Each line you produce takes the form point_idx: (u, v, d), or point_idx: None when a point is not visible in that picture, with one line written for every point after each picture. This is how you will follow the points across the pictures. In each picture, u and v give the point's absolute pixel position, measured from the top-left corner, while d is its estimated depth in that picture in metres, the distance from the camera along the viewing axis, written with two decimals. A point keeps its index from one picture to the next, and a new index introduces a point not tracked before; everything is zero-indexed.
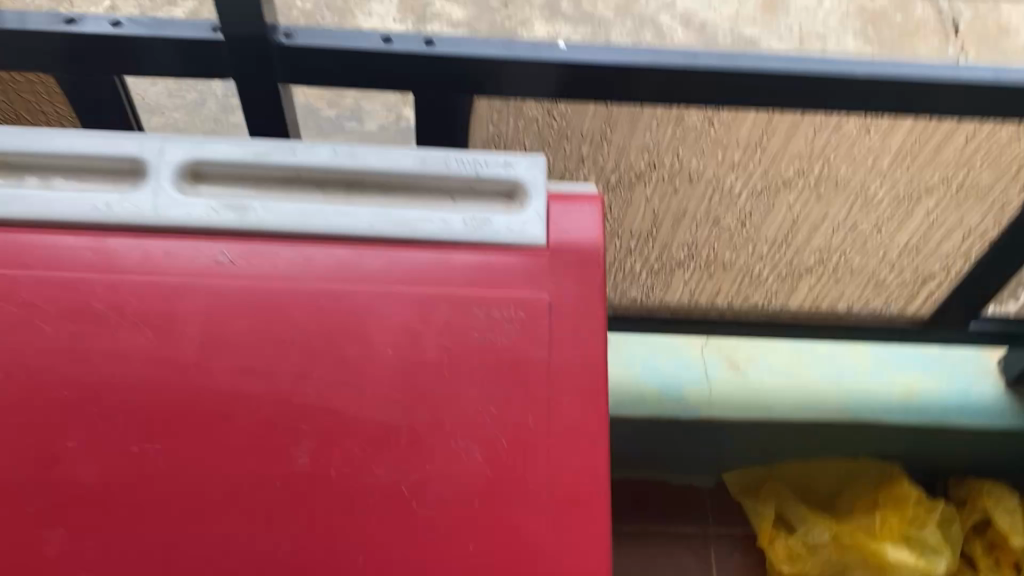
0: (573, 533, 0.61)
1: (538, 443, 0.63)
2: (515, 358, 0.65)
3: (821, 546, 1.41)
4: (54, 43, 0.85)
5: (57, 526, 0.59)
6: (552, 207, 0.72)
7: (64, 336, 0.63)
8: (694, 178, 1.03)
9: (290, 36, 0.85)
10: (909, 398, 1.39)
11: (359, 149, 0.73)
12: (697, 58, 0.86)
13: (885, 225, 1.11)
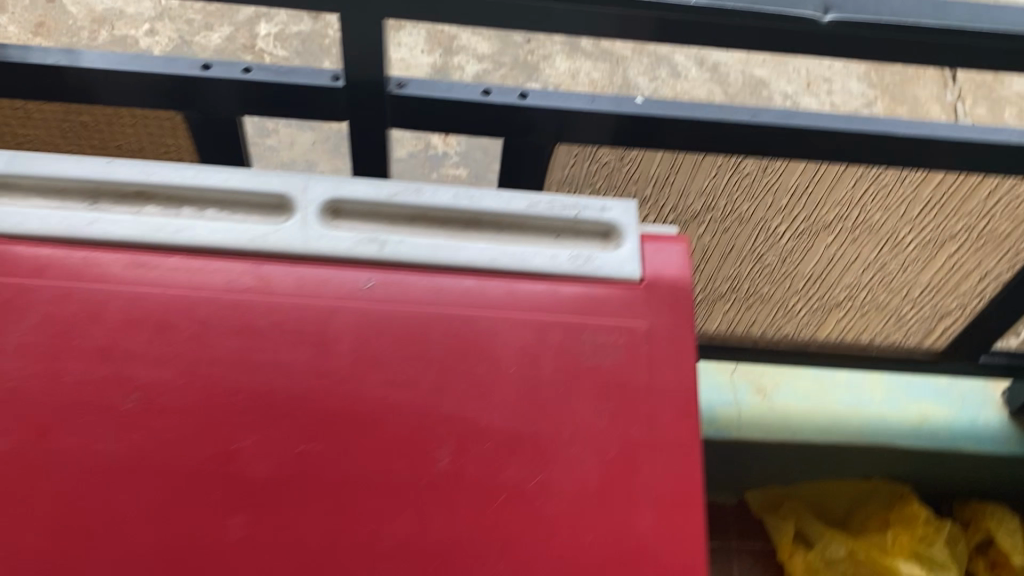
0: (678, 529, 0.70)
1: (643, 452, 0.73)
2: (621, 377, 0.75)
3: (838, 561, 1.51)
4: (190, 86, 0.94)
5: (236, 515, 0.68)
6: (645, 246, 0.82)
7: (234, 350, 0.73)
8: (743, 220, 1.15)
9: (402, 86, 0.96)
10: (920, 424, 1.50)
11: (476, 193, 0.84)
12: (758, 116, 0.97)
13: (911, 266, 1.22)
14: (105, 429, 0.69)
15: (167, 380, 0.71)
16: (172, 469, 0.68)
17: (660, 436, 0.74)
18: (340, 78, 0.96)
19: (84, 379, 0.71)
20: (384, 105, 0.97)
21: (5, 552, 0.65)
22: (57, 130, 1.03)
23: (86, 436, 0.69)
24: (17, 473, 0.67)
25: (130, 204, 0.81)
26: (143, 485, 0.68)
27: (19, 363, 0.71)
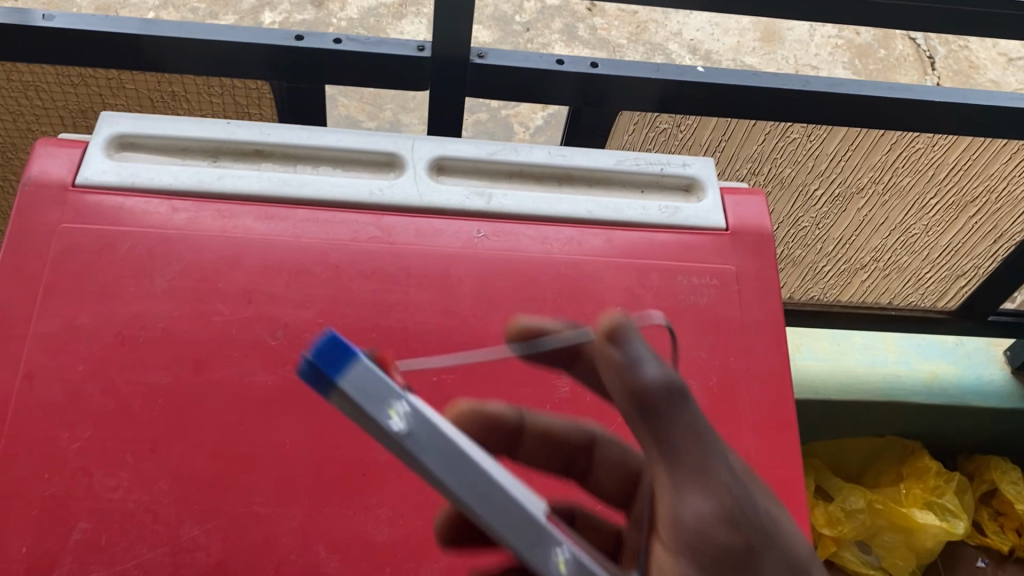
0: (777, 446, 0.78)
1: (741, 379, 0.81)
2: (715, 314, 0.83)
3: (857, 511, 1.58)
4: (283, 55, 0.99)
5: None
6: (727, 199, 0.90)
7: (367, 293, 0.79)
8: (785, 184, 1.23)
9: (483, 56, 1.02)
10: (932, 380, 1.59)
11: (568, 151, 0.90)
12: (810, 84, 1.05)
13: (933, 228, 1.31)
14: (257, 363, 0.74)
15: (308, 320, 0.77)
16: (322, 398, 0.74)
17: (754, 364, 0.82)
18: (425, 48, 1.01)
19: (232, 319, 0.76)
20: (466, 75, 1.03)
21: (173, 475, 0.69)
22: (145, 99, 1.08)
23: (241, 368, 0.74)
24: (178, 403, 0.72)
25: (249, 161, 0.86)
26: (298, 413, 0.73)
27: (169, 305, 0.76)
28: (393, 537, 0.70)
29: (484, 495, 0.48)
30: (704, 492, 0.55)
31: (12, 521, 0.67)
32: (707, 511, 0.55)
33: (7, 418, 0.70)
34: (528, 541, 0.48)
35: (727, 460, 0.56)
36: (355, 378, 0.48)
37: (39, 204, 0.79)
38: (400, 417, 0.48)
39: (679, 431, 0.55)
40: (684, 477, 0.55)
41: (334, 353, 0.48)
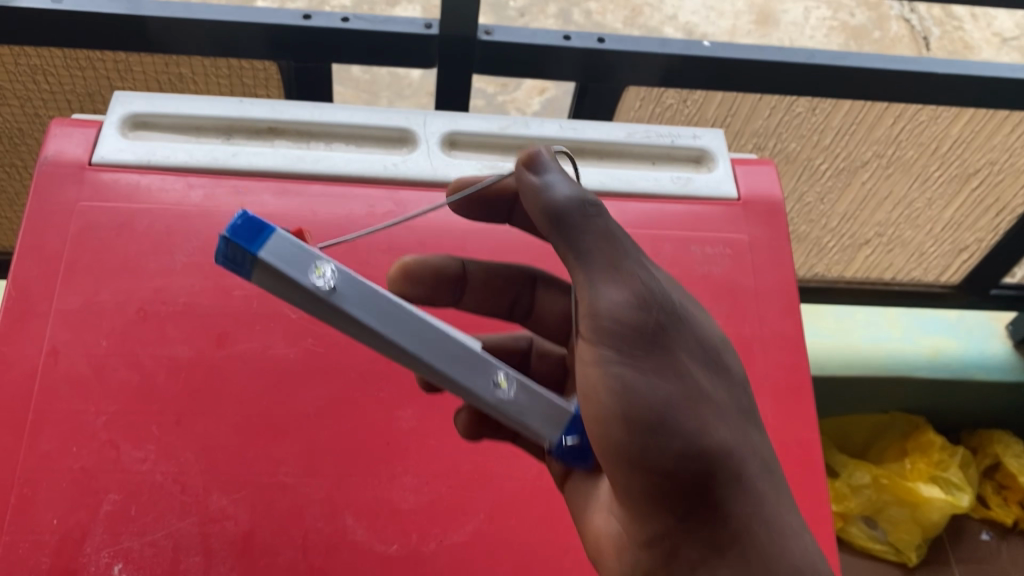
0: (793, 410, 0.79)
1: (756, 346, 0.81)
2: (729, 282, 0.84)
3: (862, 487, 1.56)
4: (293, 35, 1.00)
5: (408, 407, 0.74)
6: (737, 169, 0.91)
7: (385, 266, 0.80)
8: (789, 160, 1.24)
9: (490, 33, 1.02)
10: (935, 356, 1.57)
11: (579, 124, 0.91)
12: (815, 57, 1.06)
13: (936, 202, 1.32)
14: (279, 337, 0.75)
15: None
16: (345, 370, 0.75)
17: (769, 332, 0.82)
18: (432, 26, 1.02)
19: (252, 294, 0.77)
20: (474, 53, 1.03)
21: (199, 447, 0.70)
22: (152, 82, 1.08)
23: (263, 341, 0.75)
24: (203, 376, 0.73)
25: (263, 139, 0.87)
26: (321, 384, 0.74)
27: (189, 281, 0.77)
28: (418, 504, 0.71)
29: (419, 335, 0.52)
30: (619, 284, 0.53)
31: (41, 493, 0.67)
32: (623, 299, 0.53)
33: (33, 393, 0.70)
34: (458, 363, 0.53)
35: (636, 257, 0.55)
36: (273, 248, 0.50)
37: (56, 183, 0.79)
38: (323, 276, 0.50)
39: (588, 235, 0.54)
40: (597, 272, 0.53)
41: (249, 228, 0.50)
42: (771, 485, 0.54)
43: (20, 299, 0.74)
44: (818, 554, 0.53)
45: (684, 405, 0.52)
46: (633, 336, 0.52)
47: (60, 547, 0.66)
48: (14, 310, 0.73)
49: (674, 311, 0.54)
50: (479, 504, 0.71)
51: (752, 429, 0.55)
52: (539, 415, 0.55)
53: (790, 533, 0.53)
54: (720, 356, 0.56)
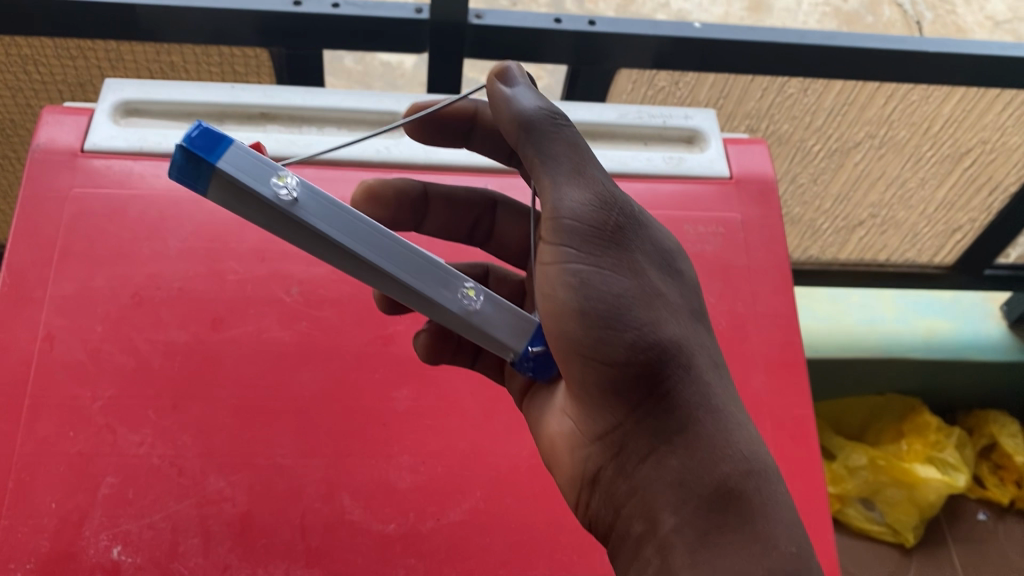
0: (787, 386, 0.80)
1: (750, 323, 0.82)
2: (721, 261, 0.84)
3: (859, 469, 1.53)
4: (283, 21, 0.99)
5: (403, 388, 0.75)
6: (729, 149, 0.91)
7: None
8: (782, 142, 1.24)
9: (481, 17, 1.02)
10: (931, 338, 1.56)
11: (570, 105, 0.91)
12: (805, 37, 1.06)
13: (929, 181, 1.32)
14: (274, 320, 0.76)
15: (322, 277, 0.79)
16: (341, 352, 0.75)
17: (762, 309, 0.83)
18: (423, 11, 1.02)
19: (247, 278, 0.77)
20: (465, 37, 1.03)
21: (196, 430, 0.71)
22: (143, 70, 1.08)
23: (258, 324, 0.75)
24: (198, 360, 0.73)
25: (255, 124, 0.87)
26: (317, 366, 0.75)
27: (183, 266, 0.77)
28: (415, 483, 0.71)
29: (385, 248, 0.52)
30: (581, 184, 0.55)
31: (39, 478, 0.67)
32: (585, 198, 0.55)
33: (29, 379, 0.70)
34: (423, 274, 0.53)
35: (596, 163, 0.57)
36: (232, 159, 0.49)
37: (48, 170, 0.79)
38: (284, 188, 0.50)
39: (554, 141, 0.56)
40: (561, 173, 0.55)
41: (207, 139, 0.49)
42: (716, 380, 0.57)
43: (14, 286, 0.74)
44: (760, 442, 0.56)
45: (638, 299, 0.54)
46: (592, 233, 0.54)
47: (58, 531, 0.66)
48: (9, 297, 0.73)
49: (629, 215, 0.57)
50: (475, 482, 0.72)
51: (699, 329, 0.58)
52: (503, 324, 0.56)
53: (736, 422, 0.56)
54: (672, 261, 0.59)
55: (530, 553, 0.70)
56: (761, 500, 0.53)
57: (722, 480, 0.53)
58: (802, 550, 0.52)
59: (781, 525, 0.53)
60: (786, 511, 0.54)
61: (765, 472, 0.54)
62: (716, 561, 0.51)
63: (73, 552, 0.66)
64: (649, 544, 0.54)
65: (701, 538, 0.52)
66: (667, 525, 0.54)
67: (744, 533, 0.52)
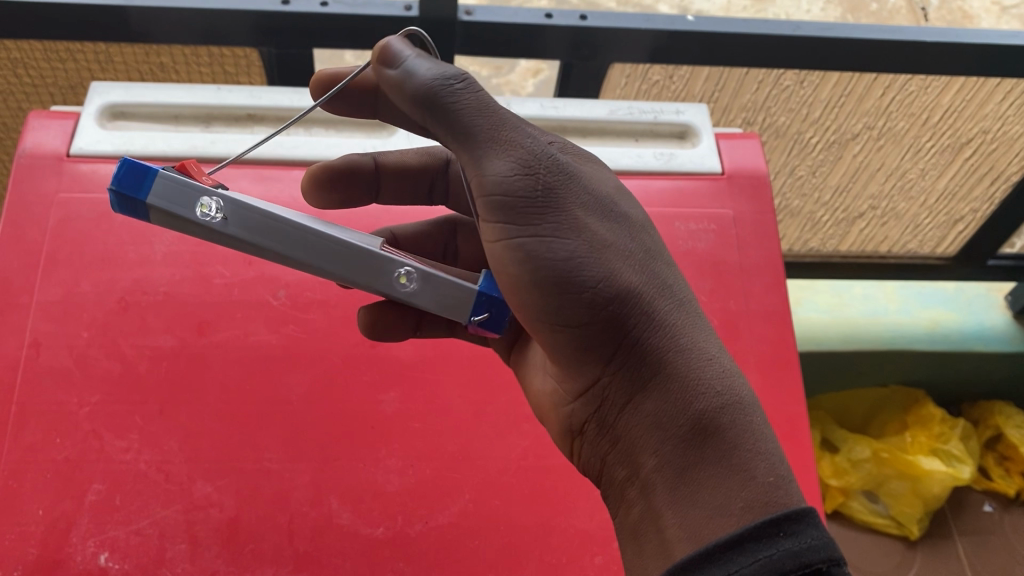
0: (780, 385, 0.79)
1: (741, 320, 0.81)
2: (713, 258, 0.84)
3: (862, 462, 1.48)
4: (270, 19, 0.99)
5: (391, 390, 0.74)
6: (721, 143, 0.90)
7: None
8: (780, 134, 1.23)
9: (471, 13, 1.01)
10: (932, 327, 1.51)
11: (559, 102, 0.90)
12: (800, 29, 1.05)
13: (929, 172, 1.30)
14: (261, 323, 0.76)
15: (310, 279, 0.79)
16: (329, 354, 0.75)
17: (755, 306, 0.82)
18: (412, 8, 1.01)
19: (233, 281, 0.77)
20: (455, 34, 1.02)
21: (183, 436, 0.70)
22: (133, 72, 1.08)
23: (246, 329, 0.75)
24: (185, 364, 0.73)
25: (241, 126, 0.87)
26: (305, 369, 0.74)
27: (170, 270, 0.77)
28: (403, 486, 0.71)
29: (312, 249, 0.56)
30: (503, 151, 0.54)
31: (26, 484, 0.67)
32: (509, 167, 0.53)
33: (16, 385, 0.70)
34: (353, 265, 0.57)
35: (513, 120, 0.55)
36: (158, 194, 0.54)
37: (34, 175, 0.79)
38: (211, 211, 0.55)
39: (462, 112, 0.54)
40: (479, 145, 0.54)
41: (132, 177, 0.54)
42: (682, 318, 0.56)
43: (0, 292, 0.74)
44: (734, 374, 0.56)
45: (587, 254, 0.54)
46: (526, 200, 0.54)
47: (45, 538, 0.66)
48: None
49: (562, 168, 0.55)
50: (464, 485, 0.72)
51: (659, 269, 0.58)
52: (445, 299, 0.58)
53: (705, 357, 0.55)
54: (612, 204, 0.58)
55: (519, 555, 0.69)
56: (738, 432, 0.53)
57: (695, 423, 0.53)
58: (782, 477, 0.52)
59: (759, 455, 0.52)
60: (763, 440, 0.53)
61: (740, 404, 0.54)
62: (694, 498, 0.52)
63: (60, 560, 0.65)
64: (634, 487, 0.56)
65: (679, 480, 0.53)
66: (648, 468, 0.55)
67: (721, 469, 0.52)
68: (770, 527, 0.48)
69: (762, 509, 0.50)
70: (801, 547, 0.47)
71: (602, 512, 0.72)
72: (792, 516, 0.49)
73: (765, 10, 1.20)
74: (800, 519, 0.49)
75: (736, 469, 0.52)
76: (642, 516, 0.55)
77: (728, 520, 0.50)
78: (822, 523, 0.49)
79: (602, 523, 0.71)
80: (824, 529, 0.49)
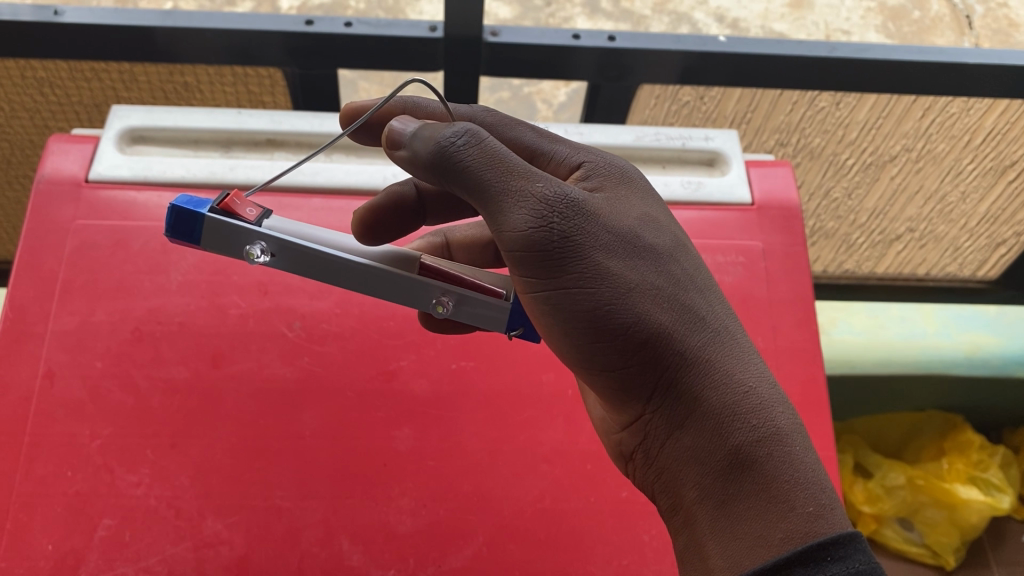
0: (812, 427, 0.76)
1: (770, 357, 0.78)
2: (741, 291, 0.81)
3: (896, 489, 1.31)
4: (293, 41, 0.98)
5: (406, 427, 0.73)
6: (750, 171, 0.88)
7: None
8: (814, 156, 1.20)
9: (497, 34, 1.00)
10: (972, 353, 1.32)
11: (585, 129, 0.88)
12: (837, 50, 1.01)
13: (971, 195, 1.22)
14: (275, 355, 0.75)
15: (326, 311, 0.77)
16: (343, 389, 0.74)
17: (784, 343, 0.79)
18: (437, 28, 0.99)
19: (249, 312, 0.76)
20: (481, 54, 1.00)
21: (194, 471, 0.69)
22: (158, 91, 1.08)
23: (260, 361, 0.74)
24: (199, 397, 0.72)
25: (262, 151, 0.87)
26: (319, 403, 0.73)
27: (186, 300, 0.76)
28: (416, 527, 0.69)
29: (359, 277, 0.59)
30: (518, 202, 0.51)
31: (35, 518, 0.66)
32: (523, 217, 0.51)
33: (29, 416, 0.70)
34: (399, 289, 0.59)
35: (523, 166, 0.52)
36: (210, 240, 0.57)
37: (52, 202, 0.79)
38: (259, 256, 0.57)
39: (473, 171, 0.52)
40: (493, 202, 0.52)
41: (183, 224, 0.57)
42: (717, 350, 0.53)
43: (16, 320, 0.73)
44: (775, 402, 0.52)
45: (613, 295, 0.52)
46: (545, 248, 0.51)
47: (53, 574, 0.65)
48: (10, 332, 0.73)
49: (581, 205, 0.52)
50: (478, 527, 0.70)
51: (693, 296, 0.54)
52: (485, 316, 0.60)
53: (742, 390, 0.52)
54: (640, 233, 0.55)
55: None
56: (776, 465, 0.50)
57: (732, 457, 0.51)
58: (824, 505, 0.49)
59: (800, 485, 0.50)
60: (807, 471, 0.50)
61: (779, 434, 0.51)
62: (735, 530, 0.50)
63: None
64: (679, 515, 0.54)
65: (719, 514, 0.51)
66: (689, 499, 0.53)
67: (760, 501, 0.50)
68: (815, 551, 0.46)
69: (803, 539, 0.48)
70: (848, 569, 0.45)
71: (620, 558, 0.70)
72: (839, 540, 0.46)
73: (805, 16, 1.15)
74: (848, 543, 0.46)
75: (776, 501, 0.49)
76: (687, 545, 0.53)
77: (767, 551, 0.48)
78: (870, 548, 0.47)
79: (619, 569, 0.69)
80: (871, 552, 0.47)
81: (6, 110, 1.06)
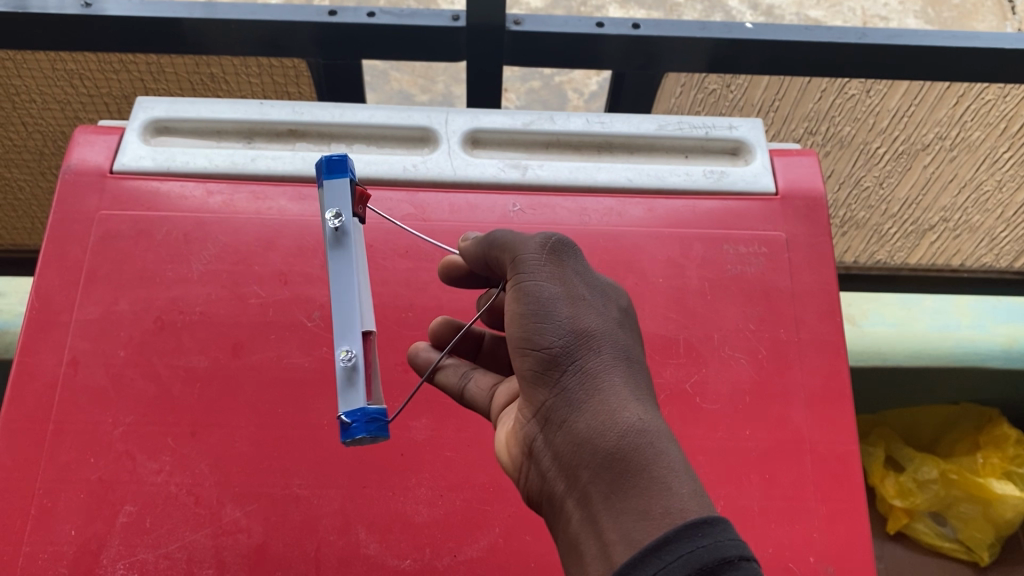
0: (833, 420, 0.74)
1: (792, 350, 0.77)
2: (764, 283, 0.80)
3: (929, 483, 1.29)
4: (317, 31, 0.98)
5: (422, 417, 0.73)
6: (775, 160, 0.87)
7: (402, 271, 0.79)
8: (844, 144, 1.16)
9: (520, 23, 0.99)
10: (1009, 346, 1.24)
11: (607, 119, 0.88)
12: (867, 37, 1.00)
13: (1007, 184, 1.17)
14: (295, 345, 0.75)
15: None
16: None
17: (807, 334, 0.78)
18: (460, 18, 0.99)
19: (268, 302, 0.77)
20: (503, 44, 1.00)
21: (214, 458, 0.70)
22: (185, 82, 1.09)
23: (280, 350, 0.75)
24: (219, 385, 0.73)
25: (283, 142, 0.87)
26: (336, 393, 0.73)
27: (206, 289, 0.77)
28: (432, 517, 0.69)
29: (342, 285, 0.55)
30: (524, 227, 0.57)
31: (59, 503, 0.68)
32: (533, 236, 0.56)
33: (53, 403, 0.71)
34: (342, 315, 0.54)
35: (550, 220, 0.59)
36: (333, 186, 0.58)
37: (77, 192, 0.80)
38: (331, 218, 0.56)
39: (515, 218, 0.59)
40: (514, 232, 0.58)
41: (333, 165, 0.59)
42: (634, 367, 0.53)
43: (42, 310, 0.75)
44: (661, 414, 0.51)
45: (566, 297, 0.54)
46: (533, 253, 0.55)
47: (76, 559, 0.66)
48: (37, 321, 0.74)
49: (573, 244, 0.57)
50: (494, 518, 0.70)
51: (630, 332, 0.56)
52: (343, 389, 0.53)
53: (642, 397, 0.52)
54: (606, 282, 0.58)
55: None
56: (657, 453, 0.48)
57: (620, 437, 0.49)
58: (701, 493, 0.47)
59: (680, 475, 0.48)
60: (687, 467, 0.49)
61: (665, 434, 0.49)
62: (624, 504, 0.47)
63: None
64: (571, 501, 0.50)
65: (609, 490, 0.48)
66: (578, 484, 0.50)
67: (644, 481, 0.47)
68: (690, 526, 0.43)
69: (679, 515, 0.45)
70: (718, 542, 0.43)
71: None
72: (708, 519, 0.44)
73: None
74: (714, 523, 0.44)
75: (656, 483, 0.47)
76: (579, 529, 0.49)
77: (652, 524, 0.45)
78: (735, 529, 0.44)
79: None
80: (737, 531, 0.44)
81: (37, 102, 1.08)
